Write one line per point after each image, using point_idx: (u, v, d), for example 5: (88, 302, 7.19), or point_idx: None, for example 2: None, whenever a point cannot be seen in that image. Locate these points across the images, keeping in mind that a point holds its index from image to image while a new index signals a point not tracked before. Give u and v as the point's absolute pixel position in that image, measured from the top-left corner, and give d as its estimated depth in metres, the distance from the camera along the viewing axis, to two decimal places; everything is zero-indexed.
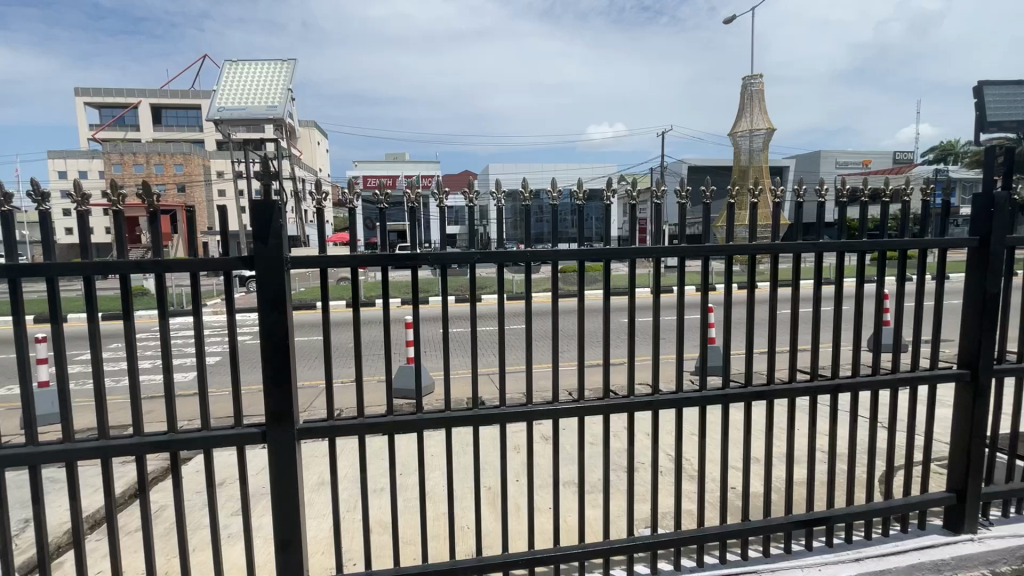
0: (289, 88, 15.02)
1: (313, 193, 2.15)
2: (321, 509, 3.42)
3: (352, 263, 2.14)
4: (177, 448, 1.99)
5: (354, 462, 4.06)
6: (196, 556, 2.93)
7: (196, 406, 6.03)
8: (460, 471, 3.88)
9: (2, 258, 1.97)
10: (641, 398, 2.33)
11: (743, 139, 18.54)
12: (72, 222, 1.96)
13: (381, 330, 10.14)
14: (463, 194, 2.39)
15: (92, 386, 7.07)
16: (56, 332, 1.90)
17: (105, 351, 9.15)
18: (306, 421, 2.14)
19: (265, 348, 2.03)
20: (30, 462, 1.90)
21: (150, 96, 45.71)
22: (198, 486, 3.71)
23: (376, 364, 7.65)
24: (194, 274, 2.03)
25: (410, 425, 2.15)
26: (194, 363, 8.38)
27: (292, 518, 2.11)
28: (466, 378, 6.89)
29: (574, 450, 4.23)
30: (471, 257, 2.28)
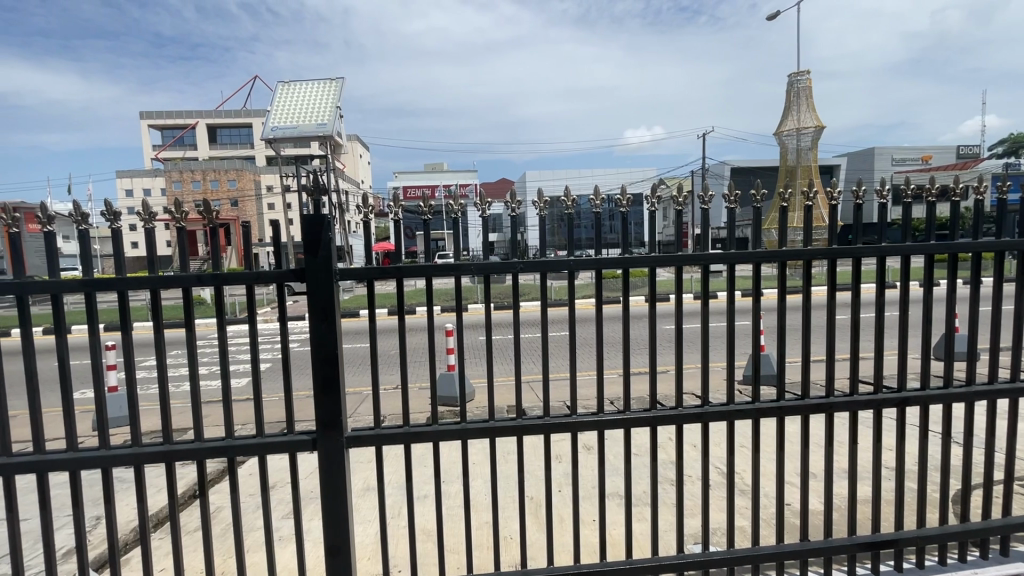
0: (338, 105, 15.60)
1: (360, 207, 2.22)
2: (369, 515, 3.49)
3: (397, 274, 2.17)
4: (235, 453, 2.06)
5: (400, 469, 4.13)
6: (250, 557, 3.04)
7: (251, 410, 6.30)
8: (503, 480, 3.88)
9: (80, 272, 2.11)
10: (691, 409, 2.24)
11: (790, 138, 17.86)
12: (139, 237, 2.08)
13: (425, 337, 10.33)
14: (504, 203, 2.38)
15: (157, 390, 7.52)
16: (126, 342, 2.02)
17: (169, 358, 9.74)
18: (354, 429, 2.18)
19: (315, 356, 2.09)
20: (102, 464, 2.00)
21: (207, 117, 48.61)
22: (253, 488, 3.87)
23: (420, 371, 7.79)
24: (250, 285, 2.11)
25: (454, 434, 2.15)
26: (249, 369, 8.78)
27: (341, 523, 2.15)
28: (509, 386, 6.90)
29: (620, 462, 4.15)
30: (513, 265, 2.25)
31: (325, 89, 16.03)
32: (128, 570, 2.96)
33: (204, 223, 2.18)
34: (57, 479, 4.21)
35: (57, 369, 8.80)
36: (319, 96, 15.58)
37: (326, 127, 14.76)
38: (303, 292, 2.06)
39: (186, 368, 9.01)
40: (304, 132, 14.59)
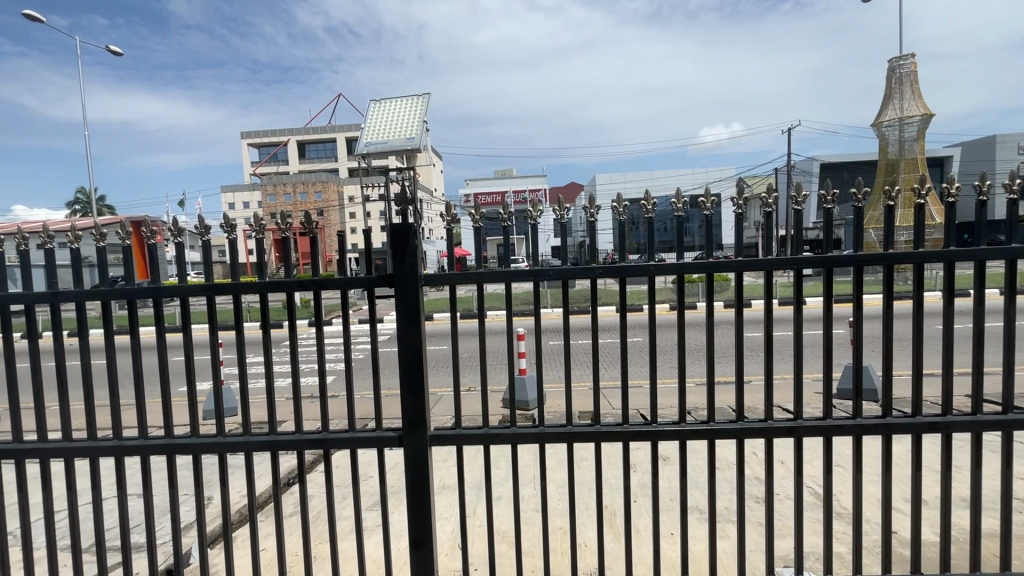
0: None
1: (443, 215, 2.31)
2: (449, 511, 3.61)
3: (479, 279, 2.24)
4: (329, 446, 2.20)
5: (477, 469, 4.23)
6: (342, 543, 3.25)
7: (342, 406, 6.74)
8: (579, 487, 3.85)
9: (203, 277, 2.37)
10: (782, 423, 2.10)
11: (892, 128, 16.26)
12: (252, 246, 2.31)
13: (503, 341, 10.51)
14: (582, 208, 2.37)
15: (263, 385, 8.27)
16: (239, 341, 2.23)
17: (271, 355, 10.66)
18: (436, 428, 2.27)
19: (402, 358, 2.20)
20: (218, 449, 2.21)
21: (299, 134, 52.72)
22: (344, 478, 4.14)
23: (497, 375, 7.94)
24: (344, 290, 2.26)
25: (531, 438, 2.16)
26: (341, 367, 9.40)
27: (424, 518, 2.24)
28: (587, 392, 6.86)
29: (702, 475, 3.98)
30: (591, 270, 2.24)
31: None
32: (237, 546, 3.28)
33: (305, 233, 2.38)
34: (182, 460, 4.75)
35: (183, 361, 9.98)
36: None
37: None
38: (392, 297, 2.18)
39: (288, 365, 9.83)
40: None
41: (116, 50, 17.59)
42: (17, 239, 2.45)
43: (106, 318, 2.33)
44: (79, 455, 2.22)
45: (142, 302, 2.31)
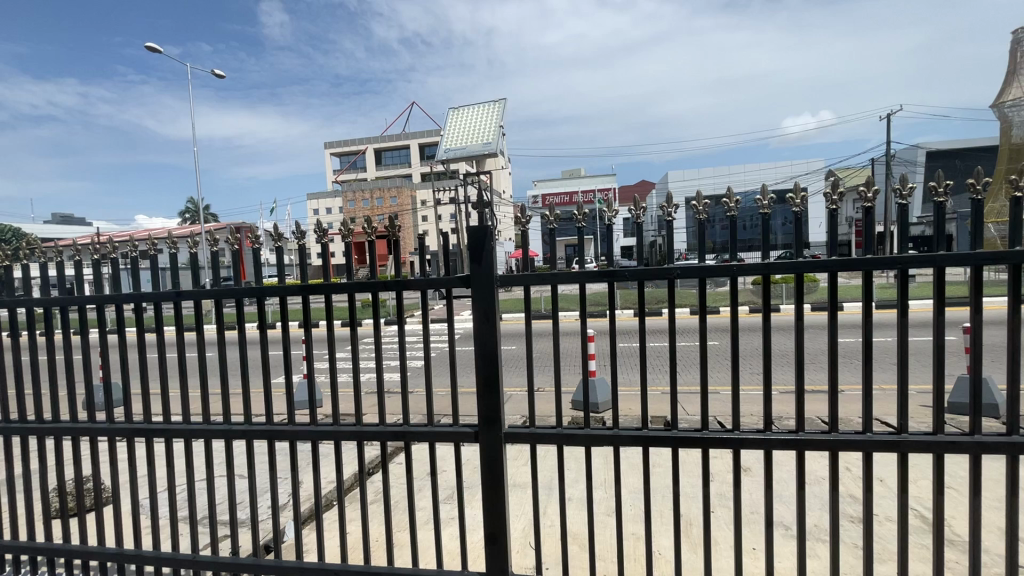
0: (500, 126, 18.25)
1: (518, 217, 2.34)
2: (522, 509, 3.65)
3: (554, 280, 2.24)
4: (410, 439, 2.30)
5: (549, 469, 4.25)
6: (420, 533, 3.40)
7: (421, 402, 7.06)
8: (656, 494, 3.75)
9: (298, 279, 2.57)
10: (885, 436, 1.92)
11: (1017, 109, 14.35)
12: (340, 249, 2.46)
13: (576, 342, 10.49)
14: (659, 207, 2.30)
15: (349, 379, 8.83)
16: (330, 337, 2.38)
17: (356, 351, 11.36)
18: (511, 426, 2.30)
19: (479, 357, 2.26)
20: (310, 437, 2.36)
21: (377, 142, 55.55)
22: (421, 471, 4.32)
23: (569, 376, 7.92)
24: (424, 291, 2.35)
25: (604, 440, 2.13)
26: (419, 364, 9.83)
27: (499, 514, 2.28)
28: (664, 396, 6.67)
29: (789, 490, 3.74)
30: (669, 271, 2.16)
31: (490, 112, 18.97)
32: (328, 528, 3.53)
33: (388, 236, 2.51)
34: (280, 445, 5.19)
35: (279, 354, 10.88)
36: (484, 120, 18.73)
37: (492, 148, 17.66)
38: (469, 297, 2.24)
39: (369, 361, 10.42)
40: (476, 151, 17.87)
41: (218, 74, 19.52)
42: (149, 245, 2.81)
43: (217, 315, 2.59)
44: (196, 436, 2.48)
45: (248, 301, 2.54)
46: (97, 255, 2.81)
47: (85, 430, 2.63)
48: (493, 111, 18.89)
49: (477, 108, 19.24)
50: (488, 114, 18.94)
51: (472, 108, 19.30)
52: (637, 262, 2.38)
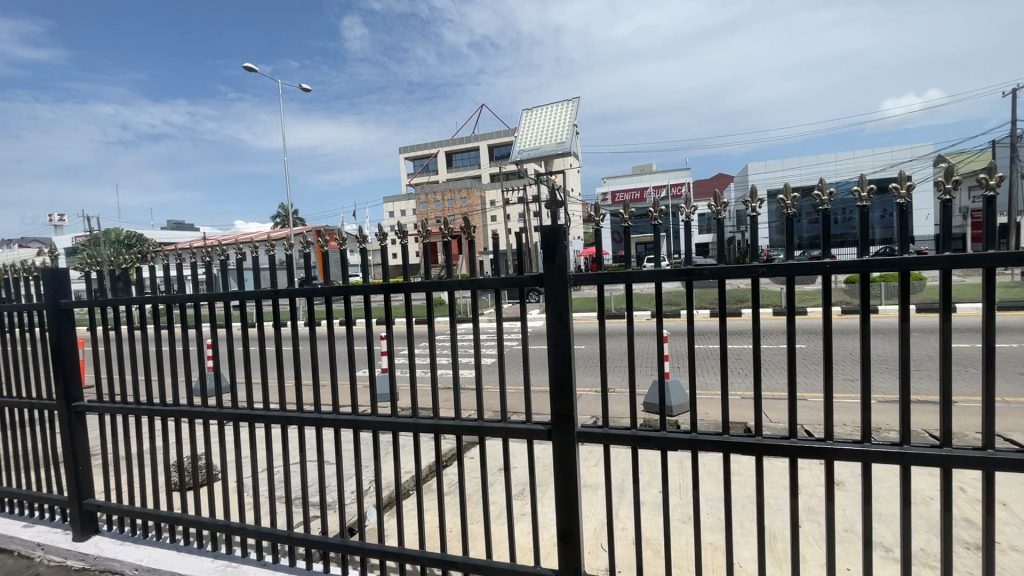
0: (573, 124, 18.29)
1: (591, 216, 2.31)
2: (595, 510, 3.63)
3: (628, 279, 2.20)
4: (484, 434, 2.35)
5: (621, 472, 4.18)
6: (494, 527, 3.48)
7: (493, 398, 7.21)
8: (736, 504, 3.58)
9: (380, 278, 2.70)
10: (1012, 454, 1.68)
11: None
12: (418, 249, 2.57)
13: (650, 342, 10.23)
14: (741, 204, 2.18)
15: (425, 374, 9.20)
16: (408, 333, 2.48)
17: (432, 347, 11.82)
18: (584, 425, 2.28)
19: (552, 355, 2.27)
20: (392, 428, 2.49)
21: (449, 145, 57.25)
22: (494, 466, 4.41)
23: (642, 377, 7.74)
24: (497, 290, 2.39)
25: (682, 444, 2.03)
26: (492, 361, 10.04)
27: (573, 514, 2.28)
28: (746, 401, 6.34)
29: (890, 508, 3.43)
30: (753, 269, 2.04)
31: (563, 111, 19.07)
32: (408, 516, 3.71)
33: (462, 237, 2.58)
34: (363, 435, 5.52)
35: (362, 348, 11.56)
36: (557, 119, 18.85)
37: (564, 146, 17.72)
38: (542, 296, 2.25)
39: (445, 358, 10.79)
40: (547, 151, 17.98)
41: (307, 89, 21.06)
42: (253, 248, 3.10)
43: (309, 312, 2.79)
44: (291, 423, 2.69)
45: (336, 299, 2.72)
46: (210, 256, 3.14)
47: (199, 413, 2.93)
48: (566, 110, 18.97)
49: (550, 107, 19.41)
50: (561, 113, 19.02)
51: (545, 107, 19.50)
52: (716, 260, 2.27)
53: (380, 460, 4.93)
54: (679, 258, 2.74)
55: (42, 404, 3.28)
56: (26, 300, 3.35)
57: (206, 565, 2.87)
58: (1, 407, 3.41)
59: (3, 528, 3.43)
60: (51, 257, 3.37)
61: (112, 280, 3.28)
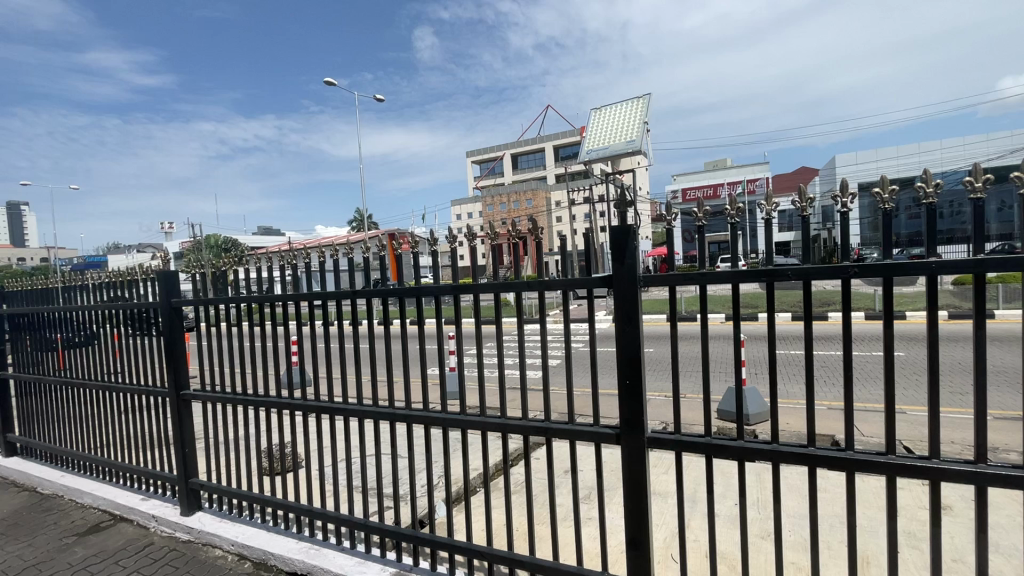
0: (644, 121, 17.87)
1: (664, 215, 2.21)
2: (666, 519, 3.51)
3: (702, 280, 2.10)
4: (552, 435, 2.34)
5: (694, 482, 4.01)
6: (561, 530, 3.47)
7: (560, 400, 7.19)
8: (823, 523, 3.32)
9: (450, 280, 2.77)
10: None
11: None
12: (485, 251, 2.60)
13: (725, 346, 9.76)
14: (831, 199, 2.01)
15: (493, 374, 9.35)
16: (477, 333, 2.52)
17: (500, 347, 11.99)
18: (655, 431, 2.21)
19: (621, 358, 2.22)
20: (461, 426, 2.55)
21: (515, 148, 57.83)
22: (561, 468, 4.39)
23: (716, 383, 7.39)
24: (565, 291, 2.37)
25: (764, 454, 1.91)
26: (559, 362, 10.03)
27: (644, 522, 2.21)
28: (835, 412, 5.87)
29: (1011, 540, 3.03)
30: (844, 269, 1.87)
31: (633, 108, 18.71)
32: (476, 513, 3.79)
33: (529, 238, 2.59)
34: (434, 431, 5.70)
35: (433, 347, 11.97)
36: (627, 117, 18.51)
37: (635, 145, 17.36)
38: (611, 298, 2.21)
39: (511, 358, 10.90)
40: (616, 150, 17.68)
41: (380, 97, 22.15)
42: (334, 250, 3.31)
43: (384, 312, 2.93)
44: (368, 417, 2.83)
45: (409, 299, 2.83)
46: (294, 259, 3.37)
47: (286, 405, 3.16)
48: (636, 107, 18.57)
49: (620, 104, 19.10)
50: (631, 111, 18.66)
51: (614, 106, 19.22)
52: (800, 260, 2.11)
53: (449, 456, 5.06)
54: (757, 258, 2.59)
55: (156, 391, 3.68)
56: (144, 299, 3.77)
57: (292, 545, 3.09)
58: (123, 392, 3.87)
59: (125, 499, 3.89)
60: (163, 261, 3.77)
61: (213, 281, 3.61)
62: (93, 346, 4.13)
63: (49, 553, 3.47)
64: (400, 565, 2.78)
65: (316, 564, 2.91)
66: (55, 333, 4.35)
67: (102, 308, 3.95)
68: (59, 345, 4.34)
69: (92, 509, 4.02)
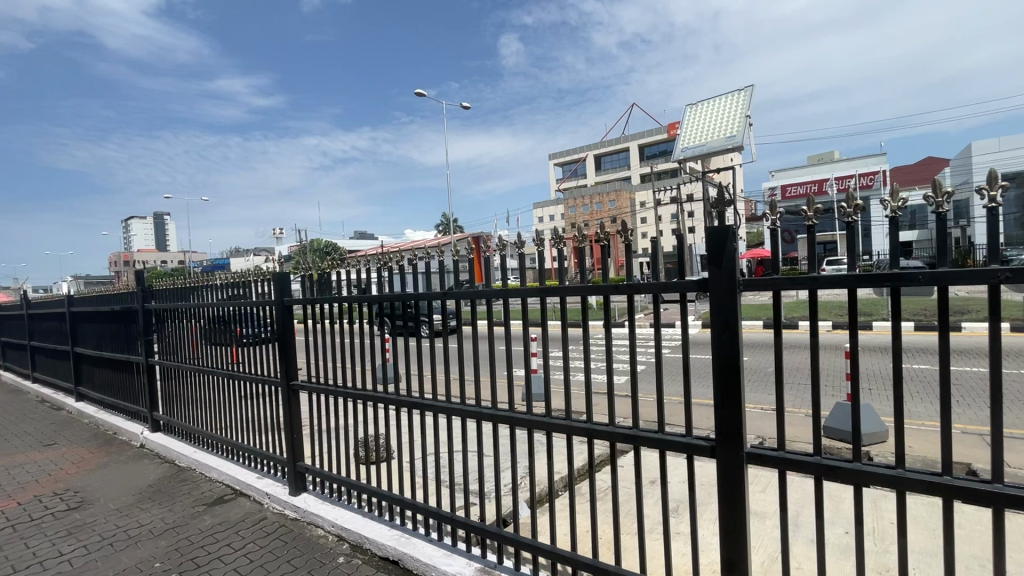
0: (747, 115, 16.78)
1: (767, 214, 2.03)
2: (765, 542, 3.26)
3: (811, 284, 1.91)
4: (641, 443, 2.26)
5: (797, 504, 3.69)
6: (649, 542, 3.34)
7: (646, 407, 6.95)
8: (958, 565, 2.90)
9: (536, 282, 2.78)
10: None
11: None
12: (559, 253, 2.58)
13: (835, 357, 8.89)
14: (975, 193, 1.73)
15: (577, 378, 9.27)
16: (563, 336, 2.49)
17: (584, 350, 11.86)
18: (755, 446, 2.05)
19: (717, 366, 2.09)
20: (547, 428, 2.55)
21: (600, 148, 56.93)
22: (648, 478, 4.24)
23: (825, 398, 6.75)
24: (656, 294, 2.27)
25: (886, 479, 1.69)
26: (647, 368, 9.70)
27: (741, 544, 2.06)
28: (974, 437, 5.12)
29: None
30: (992, 274, 1.60)
31: (734, 101, 17.68)
32: (559, 517, 3.77)
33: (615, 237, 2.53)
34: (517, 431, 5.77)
35: (517, 349, 12.11)
36: (727, 111, 17.51)
37: (736, 140, 16.31)
38: (708, 303, 2.09)
39: (595, 362, 10.72)
40: (714, 147, 16.76)
41: (422, 93, 21.42)
42: (426, 253, 3.46)
43: (473, 313, 3.01)
44: (456, 415, 2.92)
45: (497, 301, 2.88)
46: (390, 262, 3.57)
47: (381, 399, 3.35)
48: (738, 100, 17.51)
49: (719, 98, 18.13)
50: (732, 104, 17.65)
51: (712, 100, 18.26)
52: (932, 263, 1.84)
53: (532, 457, 5.09)
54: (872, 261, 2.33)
55: (271, 381, 4.09)
56: (261, 298, 4.19)
57: (384, 532, 3.28)
58: (245, 381, 4.34)
59: (244, 476, 4.35)
60: (276, 263, 4.16)
61: (319, 283, 3.94)
62: (220, 339, 4.66)
63: (185, 518, 3.97)
64: (484, 561, 2.84)
65: (406, 552, 3.06)
66: (191, 326, 4.97)
67: (228, 306, 4.45)
68: (194, 337, 4.96)
69: (218, 482, 4.55)
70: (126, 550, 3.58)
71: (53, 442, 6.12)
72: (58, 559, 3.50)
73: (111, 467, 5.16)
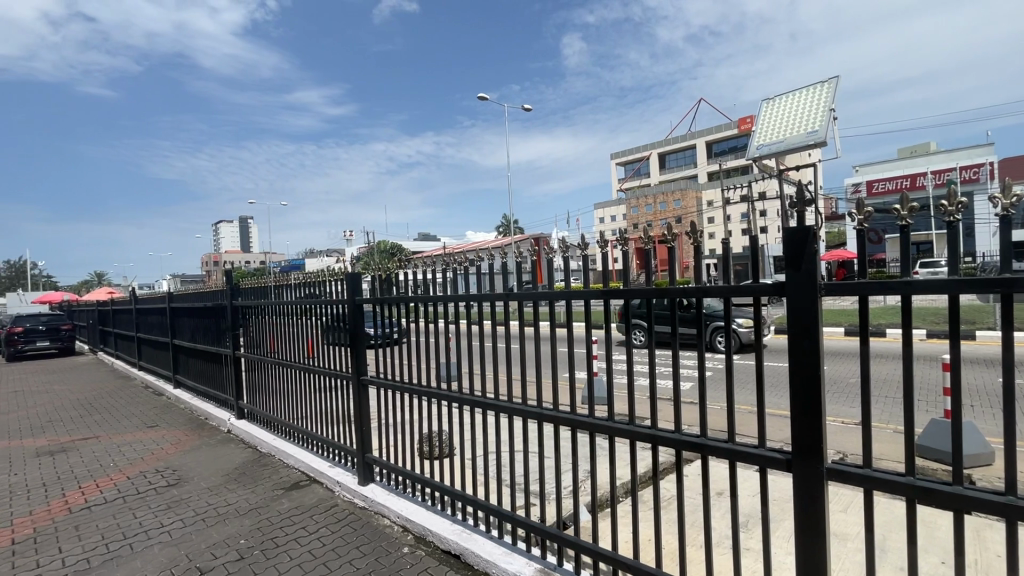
0: (831, 107, 15.59)
1: (852, 214, 1.88)
2: (847, 566, 3.03)
3: (905, 289, 1.75)
4: (709, 452, 2.17)
5: (885, 528, 3.39)
6: (717, 556, 3.21)
7: (714, 416, 6.66)
8: None
9: (601, 284, 2.75)
10: None
11: None
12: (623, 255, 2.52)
13: (931, 370, 8.08)
14: None
15: (640, 383, 9.03)
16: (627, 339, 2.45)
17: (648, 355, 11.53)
18: (837, 462, 1.91)
19: (795, 375, 1.97)
20: (608, 432, 2.52)
21: (665, 147, 55.16)
22: (716, 489, 4.06)
23: (919, 414, 6.16)
24: (727, 297, 2.17)
25: (991, 506, 1.53)
26: (715, 375, 9.28)
27: (819, 564, 1.94)
28: None
29: None
30: None
31: (816, 94, 16.51)
32: (621, 524, 3.70)
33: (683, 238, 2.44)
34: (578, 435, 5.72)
35: (578, 352, 11.99)
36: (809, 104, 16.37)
37: (818, 134, 15.16)
38: (785, 308, 1.98)
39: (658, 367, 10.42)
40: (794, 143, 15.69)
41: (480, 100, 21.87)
42: (489, 254, 3.52)
43: (536, 314, 3.02)
44: (518, 414, 2.95)
45: (560, 303, 2.88)
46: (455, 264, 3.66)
47: (446, 396, 3.45)
48: (820, 91, 16.32)
49: (799, 91, 17.00)
50: (814, 97, 16.49)
51: (792, 93, 17.15)
52: None
53: (594, 461, 5.03)
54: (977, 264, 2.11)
55: (343, 375, 4.32)
56: (335, 296, 4.44)
57: (447, 526, 3.37)
58: (320, 374, 4.62)
59: (317, 464, 4.64)
60: (348, 264, 4.39)
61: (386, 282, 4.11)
62: (298, 335, 4.99)
63: (266, 500, 4.29)
64: (544, 562, 2.84)
65: (467, 547, 3.13)
66: (273, 322, 5.35)
67: (305, 304, 4.75)
68: (275, 332, 5.34)
69: (294, 469, 4.87)
70: (216, 525, 3.92)
71: (156, 425, 6.80)
72: (160, 530, 3.90)
73: (203, 449, 5.66)
